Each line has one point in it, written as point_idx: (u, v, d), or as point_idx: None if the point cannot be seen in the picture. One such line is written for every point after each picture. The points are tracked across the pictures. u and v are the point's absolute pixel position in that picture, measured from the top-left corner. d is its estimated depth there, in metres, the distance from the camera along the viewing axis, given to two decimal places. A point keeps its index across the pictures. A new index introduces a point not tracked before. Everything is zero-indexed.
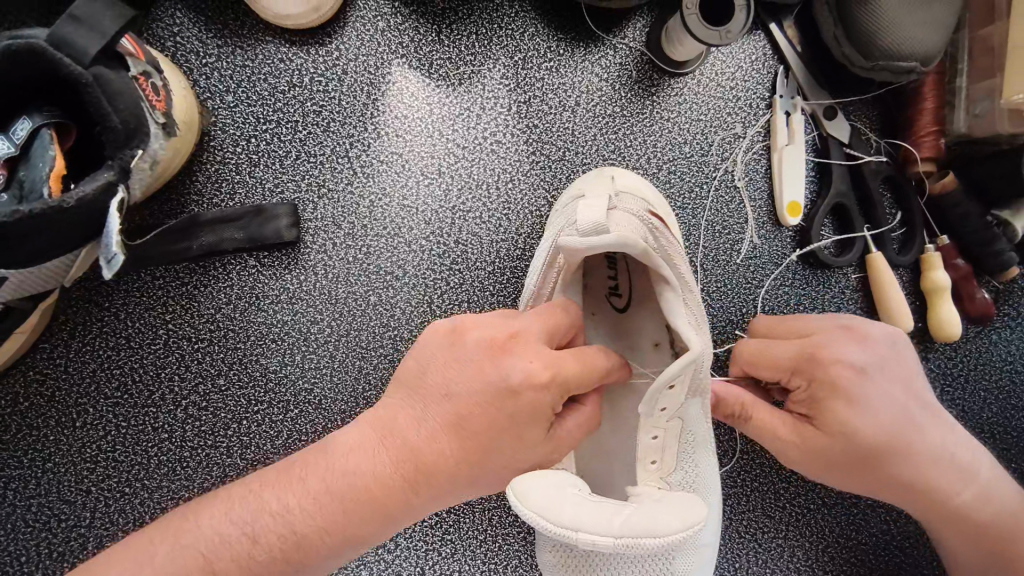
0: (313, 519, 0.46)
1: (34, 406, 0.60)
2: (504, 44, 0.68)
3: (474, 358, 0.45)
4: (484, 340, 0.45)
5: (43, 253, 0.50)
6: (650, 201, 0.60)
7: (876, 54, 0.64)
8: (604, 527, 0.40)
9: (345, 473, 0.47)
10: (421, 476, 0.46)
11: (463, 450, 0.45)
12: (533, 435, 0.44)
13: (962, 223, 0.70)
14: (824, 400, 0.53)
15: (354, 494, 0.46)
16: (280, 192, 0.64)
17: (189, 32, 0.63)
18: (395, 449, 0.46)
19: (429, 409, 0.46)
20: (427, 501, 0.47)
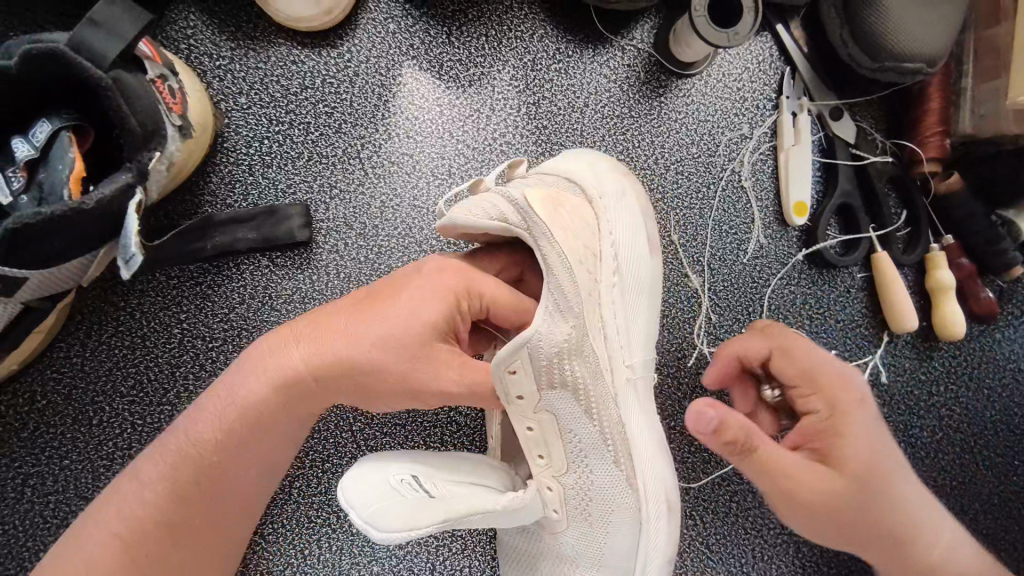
0: (231, 416, 0.52)
1: (51, 404, 0.61)
2: (513, 45, 0.68)
3: (392, 280, 0.56)
4: (408, 270, 0.57)
5: (62, 253, 0.51)
6: (590, 180, 0.57)
7: (883, 55, 0.64)
8: (384, 522, 0.48)
9: (263, 369, 0.53)
10: (325, 366, 0.52)
11: (329, 352, 0.52)
12: (409, 330, 0.52)
13: (967, 223, 0.70)
14: (840, 422, 0.52)
15: (267, 390, 0.52)
16: (292, 193, 0.64)
17: (203, 34, 0.63)
18: (307, 346, 0.53)
19: (340, 315, 0.54)
20: (325, 400, 0.54)
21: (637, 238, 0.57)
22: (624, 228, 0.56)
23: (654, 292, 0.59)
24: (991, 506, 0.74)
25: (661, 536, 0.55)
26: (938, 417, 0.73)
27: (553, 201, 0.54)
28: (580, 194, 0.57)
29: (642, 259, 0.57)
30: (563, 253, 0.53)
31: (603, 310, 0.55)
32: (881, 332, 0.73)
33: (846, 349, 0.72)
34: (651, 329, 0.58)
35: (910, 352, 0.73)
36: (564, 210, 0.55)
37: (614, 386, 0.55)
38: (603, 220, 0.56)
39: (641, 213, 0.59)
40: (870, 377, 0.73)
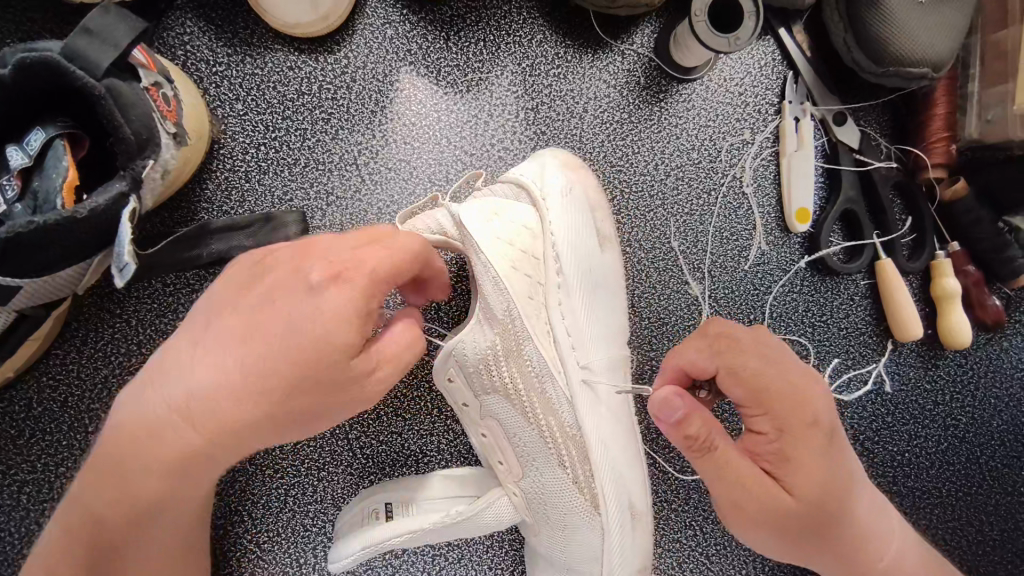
0: (160, 463, 0.43)
1: (48, 410, 0.61)
2: (511, 50, 0.68)
3: (318, 286, 0.41)
4: (326, 266, 0.42)
5: (56, 261, 0.50)
6: (536, 181, 0.58)
7: (887, 60, 0.63)
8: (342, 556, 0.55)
9: (183, 410, 0.41)
10: (250, 407, 0.40)
11: (251, 386, 0.40)
12: (332, 360, 0.40)
13: (973, 229, 0.69)
14: (795, 447, 0.49)
15: (186, 434, 0.42)
16: (289, 200, 0.64)
17: (200, 40, 0.63)
18: (222, 377, 0.40)
19: (248, 346, 0.40)
20: (257, 439, 0.43)
21: (583, 236, 0.57)
22: (567, 230, 0.56)
23: (608, 288, 0.59)
24: (998, 516, 0.72)
25: (617, 539, 0.55)
26: (943, 427, 0.72)
27: (491, 212, 0.55)
28: (526, 199, 0.57)
29: (591, 257, 0.58)
30: (501, 261, 0.53)
31: (549, 315, 0.55)
32: (885, 339, 0.72)
33: (849, 357, 0.71)
34: (608, 327, 0.57)
35: (916, 361, 0.72)
36: (503, 217, 0.55)
37: (568, 389, 0.54)
38: (546, 222, 0.56)
39: (589, 206, 0.59)
40: (874, 386, 0.72)
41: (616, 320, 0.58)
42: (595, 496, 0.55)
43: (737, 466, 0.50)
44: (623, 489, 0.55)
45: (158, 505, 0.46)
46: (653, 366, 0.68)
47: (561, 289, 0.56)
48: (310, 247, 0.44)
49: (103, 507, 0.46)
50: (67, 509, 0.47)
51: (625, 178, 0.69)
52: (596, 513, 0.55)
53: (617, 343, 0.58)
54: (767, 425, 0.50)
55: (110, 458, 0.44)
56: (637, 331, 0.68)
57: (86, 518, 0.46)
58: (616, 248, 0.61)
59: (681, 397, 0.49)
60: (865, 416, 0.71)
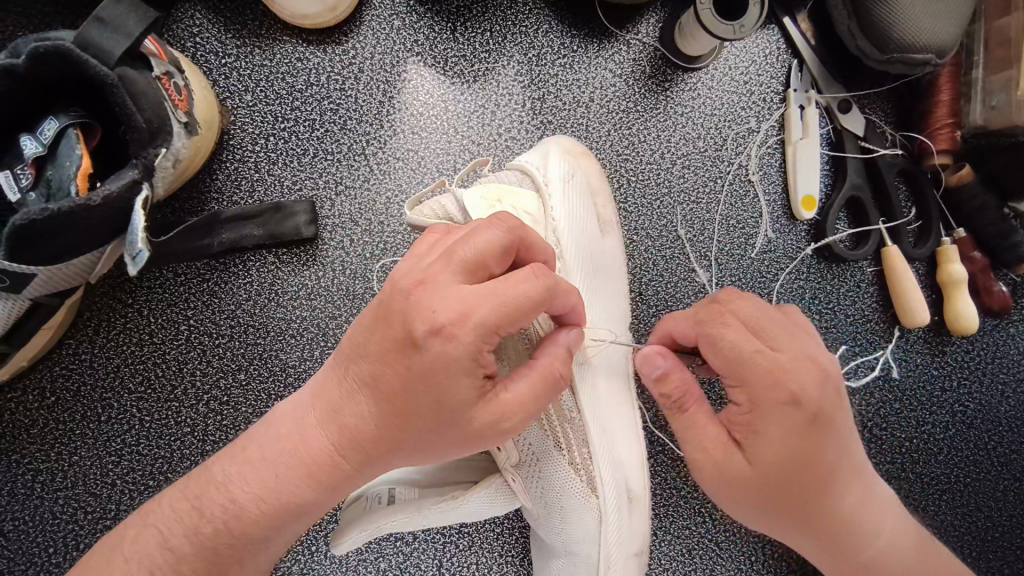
0: (293, 468, 0.44)
1: (60, 400, 0.62)
2: (518, 40, 0.68)
3: (446, 330, 0.40)
4: (449, 310, 0.40)
5: (69, 249, 0.51)
6: (540, 168, 0.59)
7: (891, 46, 0.63)
8: (352, 535, 0.52)
9: (331, 421, 0.44)
10: (387, 423, 0.43)
11: (397, 402, 0.42)
12: (461, 393, 0.41)
13: (978, 216, 0.70)
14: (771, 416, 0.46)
15: (325, 443, 0.44)
16: (298, 189, 0.64)
17: (209, 32, 0.64)
18: (368, 390, 0.43)
19: (389, 368, 0.42)
20: (387, 461, 0.44)
21: (584, 224, 0.59)
22: (567, 214, 0.58)
23: (610, 274, 0.60)
24: (1007, 503, 0.73)
25: (625, 526, 0.56)
26: (951, 413, 0.72)
27: (495, 199, 0.56)
28: (529, 185, 0.58)
29: (595, 241, 0.59)
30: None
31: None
32: (892, 326, 0.72)
33: (856, 344, 0.72)
34: (611, 313, 0.59)
35: (923, 347, 0.72)
36: (506, 202, 0.56)
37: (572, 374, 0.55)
38: (549, 207, 0.57)
39: (590, 191, 0.61)
40: (882, 372, 0.72)
41: (619, 306, 0.60)
42: (593, 479, 0.54)
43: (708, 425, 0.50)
44: (621, 473, 0.56)
45: (268, 524, 0.45)
46: None
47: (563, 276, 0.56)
48: (432, 275, 0.41)
49: (212, 514, 0.45)
50: (164, 507, 0.47)
51: (631, 167, 0.69)
52: (592, 496, 0.54)
53: (618, 326, 0.60)
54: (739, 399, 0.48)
55: (240, 461, 0.46)
56: (646, 318, 0.68)
57: (184, 522, 0.45)
58: (617, 234, 0.63)
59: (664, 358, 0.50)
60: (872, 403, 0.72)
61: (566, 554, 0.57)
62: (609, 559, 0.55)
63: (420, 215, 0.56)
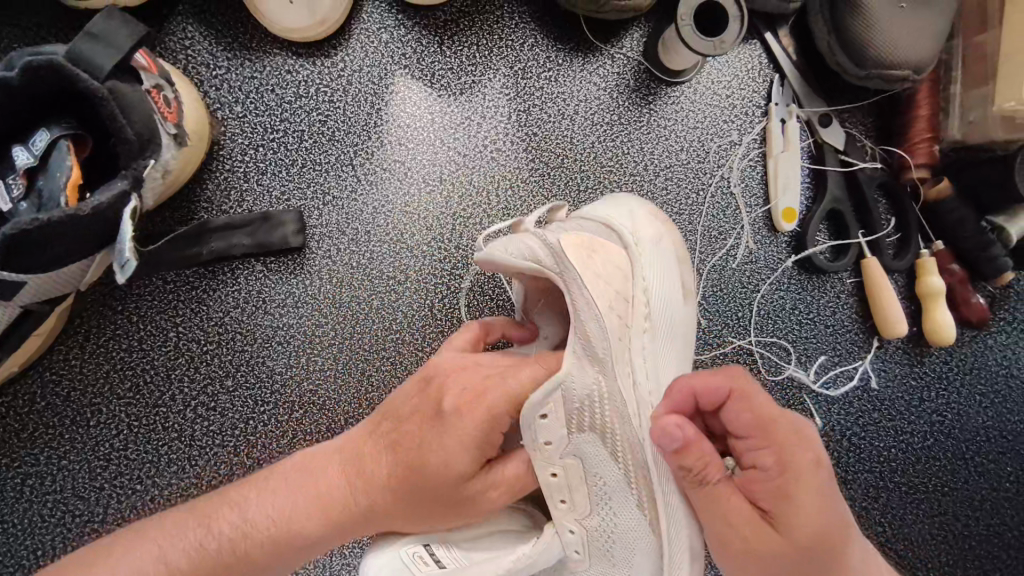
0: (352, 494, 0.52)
1: (50, 405, 0.63)
2: (504, 54, 0.69)
3: (468, 407, 0.52)
4: (473, 386, 0.53)
5: (59, 259, 0.52)
6: (626, 224, 0.56)
7: (868, 64, 0.65)
8: None
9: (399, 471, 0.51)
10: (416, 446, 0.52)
11: (431, 417, 0.52)
12: (462, 467, 0.51)
13: (957, 229, 0.71)
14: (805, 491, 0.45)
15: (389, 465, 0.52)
16: (286, 199, 0.66)
17: (200, 45, 0.65)
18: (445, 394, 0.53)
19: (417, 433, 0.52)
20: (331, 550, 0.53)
21: (671, 290, 0.56)
22: (667, 280, 0.56)
23: (687, 341, 0.57)
24: (983, 512, 0.74)
25: None
26: (929, 423, 0.74)
27: (587, 247, 0.54)
28: (617, 241, 0.56)
29: (675, 309, 0.56)
30: (591, 299, 0.52)
31: (632, 356, 0.53)
32: (871, 337, 0.73)
33: (835, 354, 0.73)
34: None
35: (902, 358, 0.74)
36: (601, 255, 0.54)
37: (641, 434, 0.52)
38: (639, 267, 0.54)
39: (677, 261, 0.58)
40: (860, 382, 0.73)
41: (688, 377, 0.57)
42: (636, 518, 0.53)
43: (730, 504, 0.47)
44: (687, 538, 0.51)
45: None
46: None
47: (648, 334, 0.54)
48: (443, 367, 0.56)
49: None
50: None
51: (616, 179, 0.70)
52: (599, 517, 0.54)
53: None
54: (769, 459, 0.46)
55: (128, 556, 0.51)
56: None
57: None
58: (694, 304, 0.59)
59: (683, 430, 0.46)
60: (851, 412, 0.73)
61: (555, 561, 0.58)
62: None
63: (502, 256, 0.53)
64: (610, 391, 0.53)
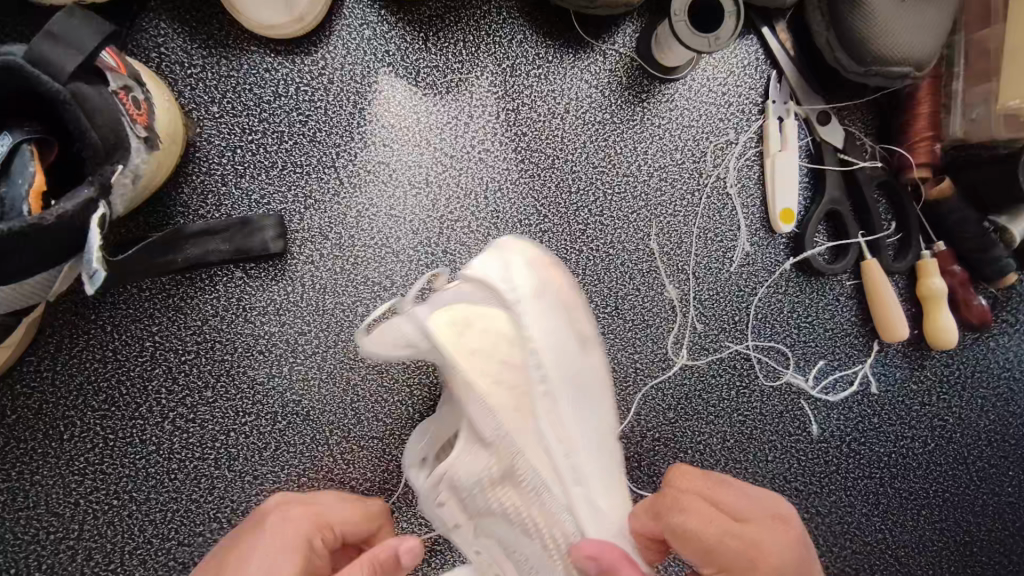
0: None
1: (21, 419, 0.60)
2: (492, 51, 0.67)
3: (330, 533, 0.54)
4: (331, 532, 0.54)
5: (24, 270, 0.49)
6: (503, 278, 0.55)
7: (869, 59, 0.62)
8: None
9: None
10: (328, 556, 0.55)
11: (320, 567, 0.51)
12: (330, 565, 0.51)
13: (959, 229, 0.69)
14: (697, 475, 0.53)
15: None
16: (266, 203, 0.63)
17: (174, 42, 0.62)
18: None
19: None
20: None
21: (560, 340, 0.55)
22: (553, 338, 0.55)
23: (594, 392, 0.57)
24: (985, 518, 0.73)
25: None
26: (930, 428, 0.72)
27: (461, 322, 0.53)
28: (497, 301, 0.55)
29: (571, 358, 0.56)
30: (474, 377, 0.52)
31: (534, 427, 0.53)
32: (871, 340, 0.71)
33: (834, 358, 0.71)
34: (596, 428, 0.56)
35: (903, 361, 0.72)
36: (473, 327, 0.53)
37: (567, 497, 0.52)
38: (523, 326, 0.54)
39: (564, 305, 0.57)
40: (860, 387, 0.71)
41: (605, 423, 0.57)
42: None
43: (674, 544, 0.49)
44: None
45: None
46: (637, 370, 0.68)
47: (545, 395, 0.54)
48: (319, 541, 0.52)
49: None
50: None
51: (608, 180, 0.68)
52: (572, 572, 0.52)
53: (609, 454, 0.56)
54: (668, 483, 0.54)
55: None
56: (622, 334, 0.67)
57: None
58: (599, 350, 0.59)
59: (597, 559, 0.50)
60: (851, 417, 0.71)
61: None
62: None
63: (387, 345, 0.54)
64: (505, 467, 0.53)
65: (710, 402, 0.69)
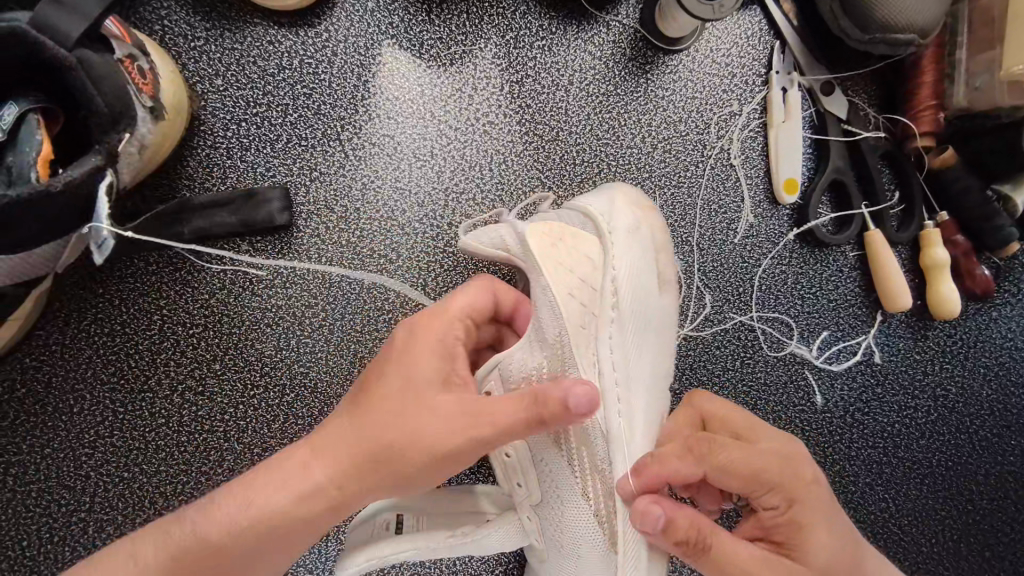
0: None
1: (32, 392, 0.61)
2: (495, 22, 0.67)
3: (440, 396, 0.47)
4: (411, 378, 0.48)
5: (32, 238, 0.50)
6: (604, 212, 0.56)
7: (873, 26, 0.62)
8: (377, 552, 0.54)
9: (244, 497, 0.46)
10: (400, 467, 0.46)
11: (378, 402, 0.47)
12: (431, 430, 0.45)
13: (963, 199, 0.69)
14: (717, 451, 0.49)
15: (226, 530, 0.45)
16: (271, 176, 0.63)
17: (177, 15, 0.62)
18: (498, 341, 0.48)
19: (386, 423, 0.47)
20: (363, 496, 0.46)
21: (646, 277, 0.55)
22: (636, 269, 0.54)
23: (662, 331, 0.56)
24: (988, 487, 0.73)
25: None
26: (933, 397, 0.72)
27: (554, 235, 0.55)
28: (592, 229, 0.55)
29: (648, 295, 0.55)
30: (554, 284, 0.53)
31: (599, 345, 0.53)
32: (874, 311, 0.72)
33: (838, 329, 0.71)
34: (656, 363, 0.55)
35: (906, 331, 0.72)
36: (567, 242, 0.55)
37: (606, 424, 0.52)
38: (611, 257, 0.54)
39: (653, 248, 0.56)
40: (863, 357, 0.72)
41: (662, 361, 0.56)
42: (610, 527, 0.52)
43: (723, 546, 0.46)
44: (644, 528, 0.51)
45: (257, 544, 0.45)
46: None
47: (615, 320, 0.53)
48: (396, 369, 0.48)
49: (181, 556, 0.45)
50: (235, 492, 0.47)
51: (613, 152, 0.68)
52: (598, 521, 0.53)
53: (659, 394, 0.55)
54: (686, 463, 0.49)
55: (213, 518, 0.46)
56: None
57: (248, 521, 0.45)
58: (674, 295, 0.58)
59: (657, 507, 0.47)
60: (854, 387, 0.72)
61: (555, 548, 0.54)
62: None
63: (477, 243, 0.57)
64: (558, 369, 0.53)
65: (715, 373, 0.69)
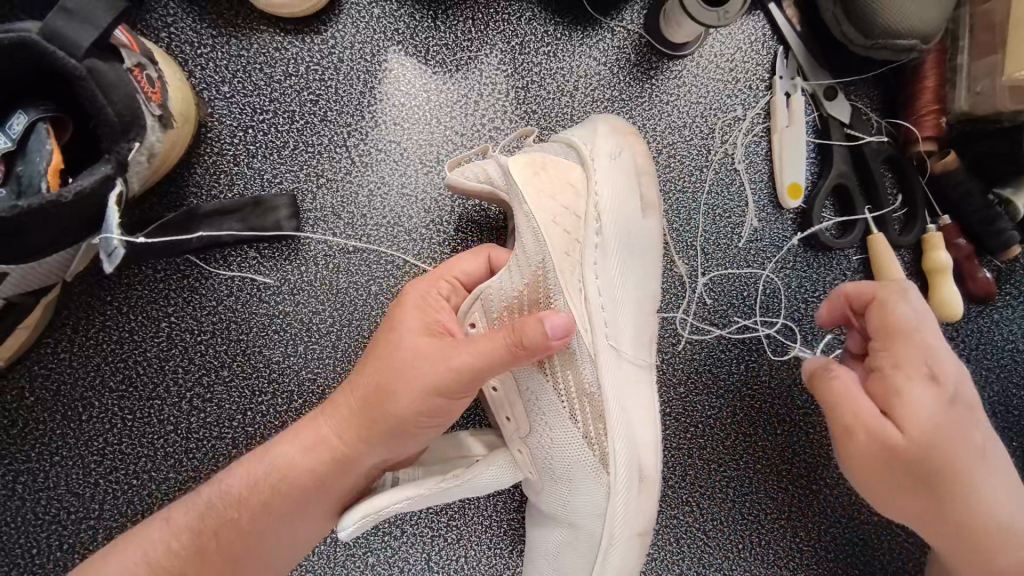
0: (174, 549, 0.49)
1: (40, 400, 0.61)
2: (501, 28, 0.67)
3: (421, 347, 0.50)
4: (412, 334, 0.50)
5: (43, 248, 0.50)
6: (588, 141, 0.57)
7: (876, 32, 0.63)
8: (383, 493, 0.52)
9: (268, 456, 0.51)
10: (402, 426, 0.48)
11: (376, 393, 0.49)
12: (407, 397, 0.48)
13: (964, 203, 0.69)
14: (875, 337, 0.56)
15: (244, 492, 0.50)
16: (278, 182, 0.63)
17: (184, 22, 0.62)
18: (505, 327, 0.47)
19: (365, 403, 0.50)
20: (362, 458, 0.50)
21: (625, 200, 0.56)
22: (615, 194, 0.55)
23: (646, 254, 0.57)
24: None
25: (634, 505, 0.54)
26: None
27: (539, 163, 0.54)
28: (575, 157, 0.56)
29: (629, 218, 0.56)
30: (538, 210, 0.52)
31: (583, 270, 0.53)
32: None
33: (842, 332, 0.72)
34: (640, 286, 0.56)
35: None
36: (550, 170, 0.54)
37: (595, 348, 0.52)
38: (592, 184, 0.54)
39: (636, 174, 0.57)
40: None
41: (648, 287, 0.57)
42: (605, 454, 0.53)
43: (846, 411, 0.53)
44: (636, 452, 0.54)
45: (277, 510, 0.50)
46: None
47: (598, 247, 0.54)
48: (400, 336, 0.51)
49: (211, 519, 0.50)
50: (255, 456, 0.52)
51: None
52: (604, 470, 0.53)
53: (647, 317, 0.57)
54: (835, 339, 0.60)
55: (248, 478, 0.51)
56: None
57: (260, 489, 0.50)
58: (658, 216, 0.58)
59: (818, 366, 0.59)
60: None
61: (569, 526, 0.56)
62: (612, 536, 0.54)
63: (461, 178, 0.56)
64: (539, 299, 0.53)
65: (719, 376, 0.70)
